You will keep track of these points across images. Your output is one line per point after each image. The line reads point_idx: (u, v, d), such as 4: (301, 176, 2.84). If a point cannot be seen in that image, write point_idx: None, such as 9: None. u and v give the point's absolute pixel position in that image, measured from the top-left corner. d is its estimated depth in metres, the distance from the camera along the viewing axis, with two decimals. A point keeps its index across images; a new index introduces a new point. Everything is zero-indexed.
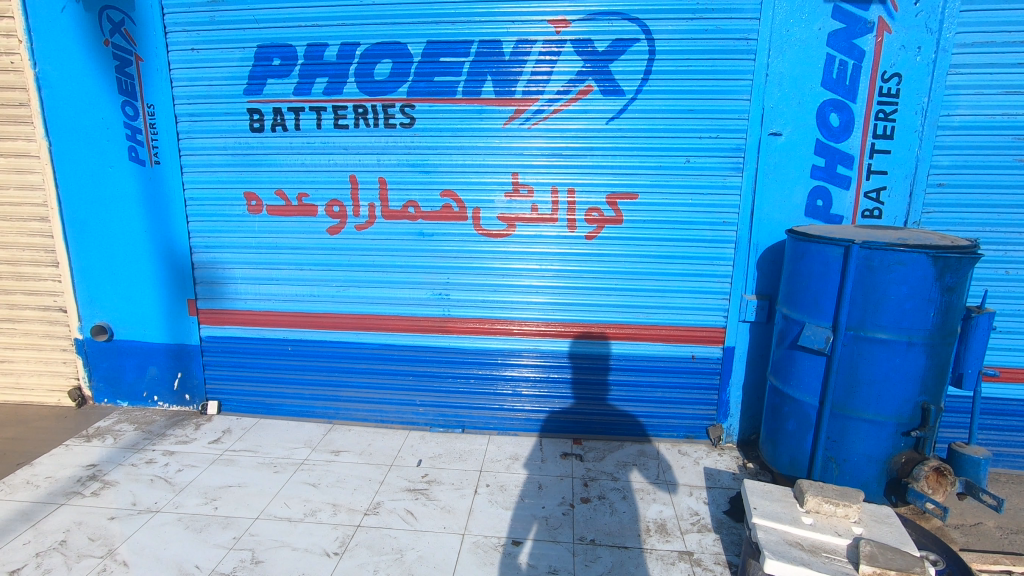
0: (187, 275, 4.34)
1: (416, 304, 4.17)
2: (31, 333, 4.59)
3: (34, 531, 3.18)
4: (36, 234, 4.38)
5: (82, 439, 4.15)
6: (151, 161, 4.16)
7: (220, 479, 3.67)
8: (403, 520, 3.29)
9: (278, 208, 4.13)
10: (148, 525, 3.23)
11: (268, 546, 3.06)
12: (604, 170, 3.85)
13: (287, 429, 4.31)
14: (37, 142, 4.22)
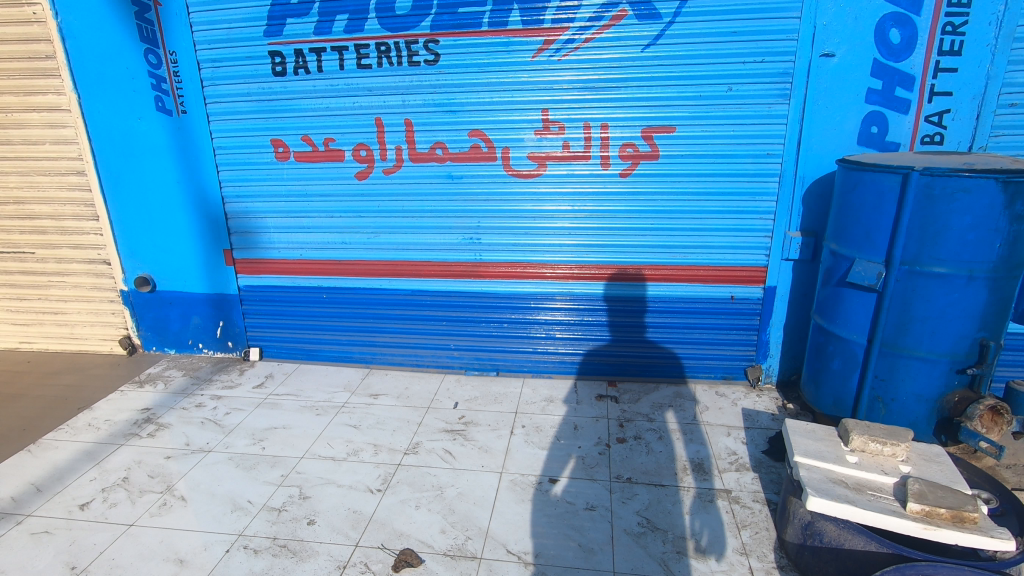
0: (222, 226, 4.38)
1: (447, 249, 4.14)
2: (80, 285, 4.76)
3: (99, 469, 3.38)
4: (75, 188, 4.46)
5: (135, 385, 4.35)
6: (178, 110, 4.13)
7: (266, 421, 3.81)
8: (442, 459, 3.37)
9: (305, 154, 4.07)
10: (202, 463, 3.40)
11: (315, 483, 3.18)
12: (640, 102, 3.64)
13: (327, 374, 4.43)
14: (67, 96, 4.22)
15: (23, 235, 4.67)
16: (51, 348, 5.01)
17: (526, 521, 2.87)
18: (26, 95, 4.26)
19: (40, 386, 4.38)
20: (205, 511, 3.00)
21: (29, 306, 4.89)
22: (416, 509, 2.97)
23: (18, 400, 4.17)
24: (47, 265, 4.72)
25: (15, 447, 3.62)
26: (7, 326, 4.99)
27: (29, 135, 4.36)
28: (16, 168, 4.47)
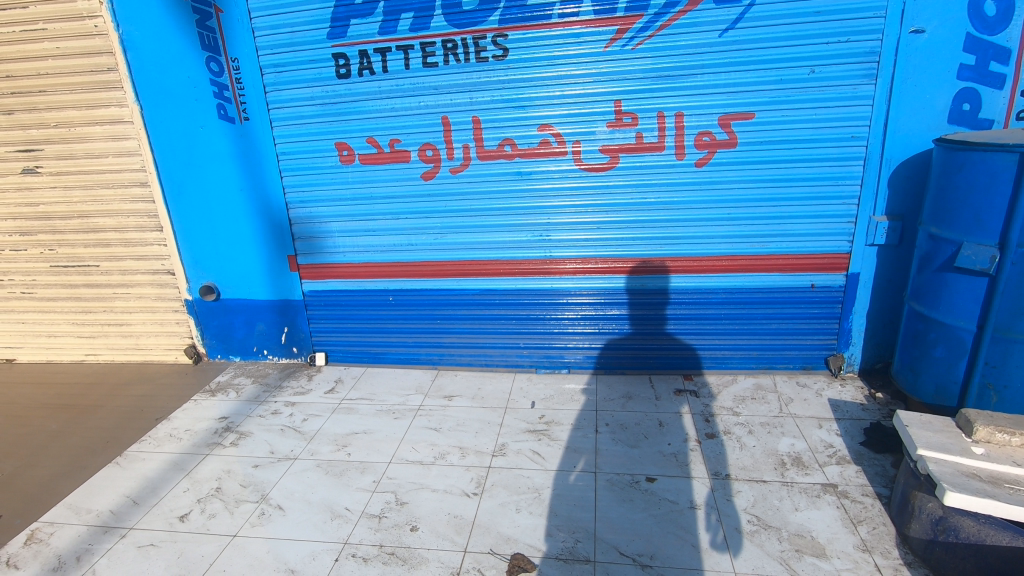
0: (285, 231, 4.36)
1: (516, 247, 4.09)
2: (145, 296, 4.77)
3: (190, 479, 3.39)
4: (138, 200, 4.47)
5: (207, 394, 4.36)
6: (241, 117, 4.12)
7: (346, 427, 3.80)
8: (532, 460, 3.33)
9: (370, 156, 4.03)
10: (291, 471, 3.40)
11: (409, 489, 3.16)
12: (718, 88, 3.54)
13: (396, 377, 4.42)
14: (129, 107, 4.22)
15: (87, 249, 4.69)
16: (117, 359, 5.05)
17: (632, 521, 2.82)
18: (89, 108, 4.27)
19: (115, 396, 4.44)
20: (304, 520, 2.99)
21: (94, 318, 4.92)
22: (518, 512, 2.93)
23: (97, 411, 4.22)
24: (112, 277, 4.75)
25: (103, 459, 3.64)
26: (73, 340, 5.04)
27: (92, 149, 4.37)
28: (79, 182, 4.48)
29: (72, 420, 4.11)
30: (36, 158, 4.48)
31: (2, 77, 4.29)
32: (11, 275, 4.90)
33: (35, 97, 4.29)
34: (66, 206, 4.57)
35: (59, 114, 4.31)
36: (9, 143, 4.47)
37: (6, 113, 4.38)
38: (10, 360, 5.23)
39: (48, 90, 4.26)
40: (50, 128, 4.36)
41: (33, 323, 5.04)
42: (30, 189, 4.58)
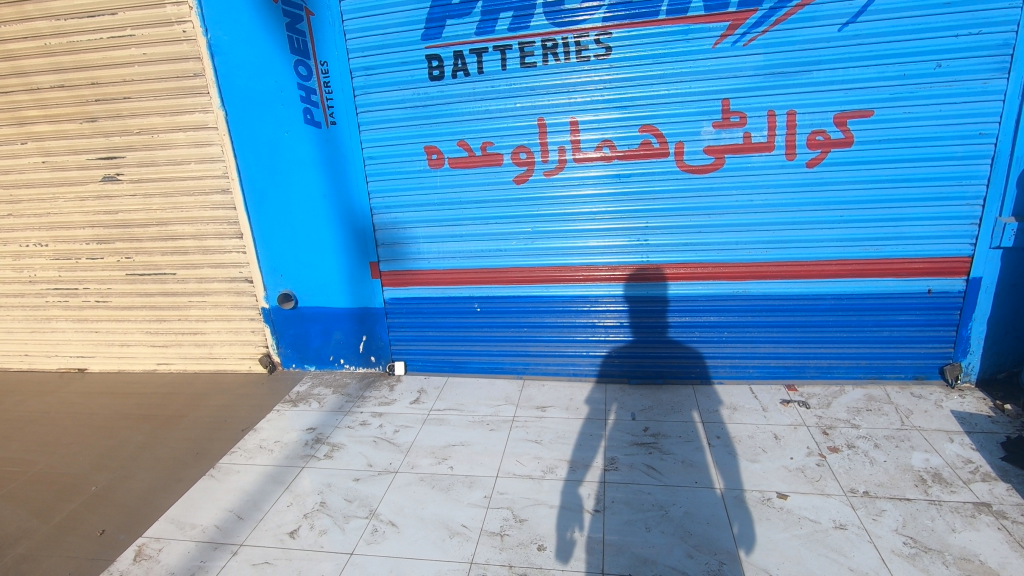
0: (369, 238, 4.27)
1: (610, 253, 3.96)
2: (221, 305, 4.71)
3: (292, 493, 3.28)
4: (219, 206, 4.42)
5: (289, 404, 4.27)
6: (328, 122, 4.04)
7: (441, 439, 3.68)
8: (648, 475, 3.17)
9: (461, 160, 3.94)
10: (395, 485, 3.27)
11: (525, 505, 3.02)
12: (834, 85, 3.39)
13: (481, 387, 4.29)
14: (214, 113, 4.17)
15: (164, 256, 4.64)
16: (190, 369, 4.99)
17: (775, 542, 2.65)
18: (173, 115, 4.23)
19: (196, 407, 4.38)
20: (421, 537, 2.86)
21: (168, 327, 4.87)
22: (648, 531, 2.77)
23: (180, 422, 4.16)
24: (188, 286, 4.69)
25: (196, 471, 3.56)
26: (146, 349, 4.98)
27: (174, 155, 4.33)
28: (160, 189, 4.44)
29: (157, 432, 4.06)
30: (117, 166, 4.44)
31: (87, 84, 4.27)
32: (86, 283, 4.87)
33: (119, 103, 4.26)
34: (146, 214, 4.53)
35: (142, 121, 4.28)
36: (91, 151, 4.44)
37: (89, 120, 4.36)
38: (81, 370, 5.20)
39: (133, 97, 4.23)
40: (133, 135, 4.33)
41: (107, 332, 5.00)
42: (110, 197, 4.55)
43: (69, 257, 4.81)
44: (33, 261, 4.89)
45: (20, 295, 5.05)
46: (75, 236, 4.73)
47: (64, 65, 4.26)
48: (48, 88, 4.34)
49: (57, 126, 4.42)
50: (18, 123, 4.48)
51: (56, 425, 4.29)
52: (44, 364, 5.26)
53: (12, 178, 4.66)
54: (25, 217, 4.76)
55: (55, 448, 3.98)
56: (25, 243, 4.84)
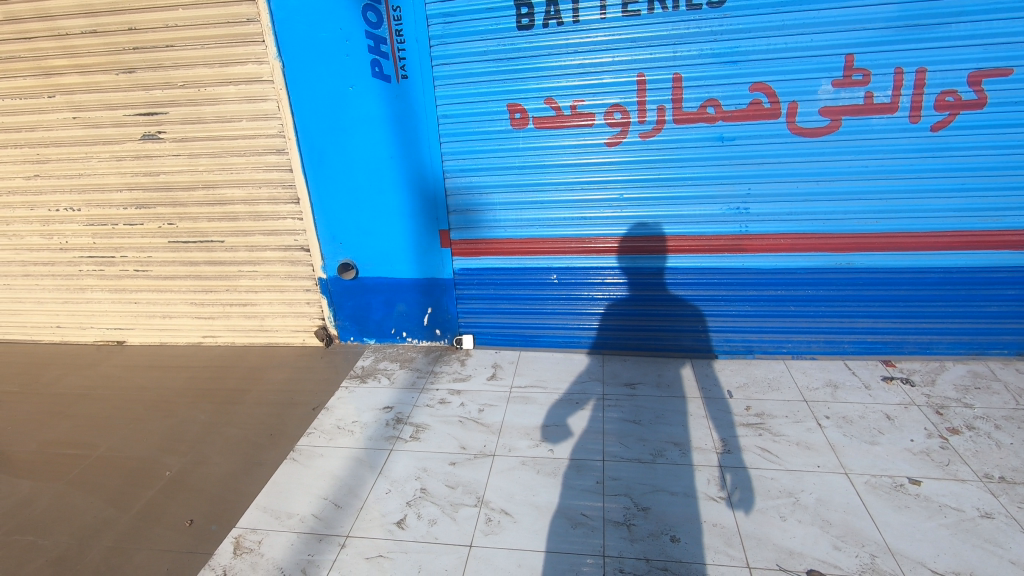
0: (440, 204, 3.97)
1: (706, 222, 3.71)
2: (273, 274, 4.41)
3: (388, 479, 3.09)
4: (273, 168, 4.06)
5: (358, 380, 4.06)
6: (398, 76, 3.67)
7: (533, 419, 3.49)
8: (766, 458, 3.03)
9: (548, 119, 3.63)
10: (497, 468, 3.10)
11: (643, 491, 2.87)
12: (973, 40, 3.11)
13: (559, 362, 4.10)
14: (269, 64, 3.77)
15: (211, 222, 4.31)
16: (238, 342, 4.73)
17: (923, 532, 2.53)
18: (222, 65, 3.82)
19: (257, 382, 4.14)
20: (542, 528, 2.70)
21: (216, 298, 4.57)
22: (785, 521, 2.64)
23: (244, 401, 3.92)
24: (238, 254, 4.38)
25: (277, 454, 3.35)
26: (190, 321, 4.70)
27: (224, 112, 3.94)
28: (208, 148, 4.07)
29: (221, 410, 3.83)
30: (159, 123, 4.05)
31: (123, 30, 3.82)
32: (124, 252, 4.53)
33: (161, 52, 3.83)
34: (191, 175, 4.17)
35: (187, 72, 3.87)
36: (129, 106, 4.04)
37: (127, 71, 3.93)
38: (119, 342, 4.91)
39: (176, 44, 3.80)
40: (176, 88, 3.92)
41: (148, 303, 4.69)
42: (150, 157, 4.17)
43: (105, 223, 4.45)
44: (64, 227, 4.53)
45: (50, 264, 4.70)
46: (111, 200, 4.36)
47: (95, 7, 3.79)
48: (77, 33, 3.88)
49: (88, 77, 3.99)
50: (43, 72, 4.04)
51: (107, 402, 4.03)
52: (78, 337, 4.97)
53: (38, 135, 4.24)
54: (55, 178, 4.37)
55: (113, 427, 3.73)
56: (55, 207, 4.47)
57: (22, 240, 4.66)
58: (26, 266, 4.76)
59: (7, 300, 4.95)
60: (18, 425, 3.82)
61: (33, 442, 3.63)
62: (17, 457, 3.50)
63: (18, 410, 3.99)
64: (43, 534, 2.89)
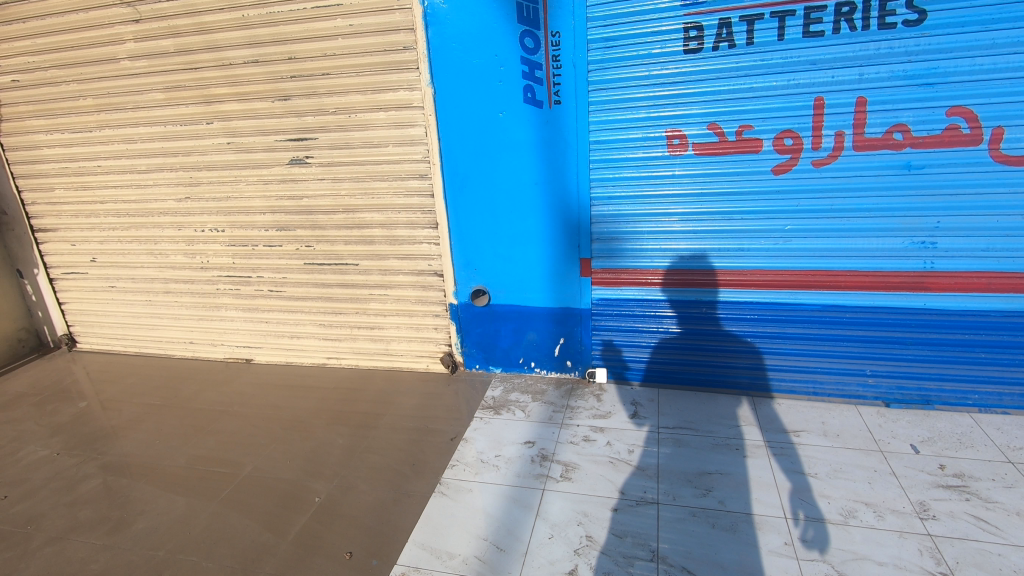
0: (584, 231, 3.83)
1: (883, 256, 3.39)
2: (404, 299, 4.39)
3: (547, 522, 2.91)
4: (414, 193, 4.07)
5: (491, 411, 3.93)
6: (551, 101, 3.60)
7: (692, 464, 3.24)
8: (982, 529, 2.65)
9: (709, 145, 3.46)
10: (665, 519, 2.86)
11: (843, 558, 2.56)
12: None
13: (704, 403, 3.82)
14: (421, 91, 3.79)
15: (348, 246, 4.35)
16: (362, 365, 4.72)
17: None
18: (374, 92, 3.88)
19: (388, 407, 4.09)
20: None
21: (344, 320, 4.59)
22: None
23: (379, 426, 3.87)
24: (371, 277, 4.39)
25: (424, 486, 3.25)
26: (317, 342, 4.74)
27: (372, 137, 3.99)
28: (351, 173, 4.13)
29: (358, 435, 3.78)
30: (308, 148, 4.15)
31: (284, 59, 3.96)
32: (261, 272, 4.65)
33: (317, 80, 3.95)
34: (333, 199, 4.24)
35: (339, 99, 3.95)
36: (281, 132, 4.16)
37: (283, 98, 4.07)
38: (246, 360, 5.02)
39: (332, 73, 3.90)
40: (328, 114, 4.01)
41: (278, 323, 4.78)
42: (296, 181, 4.27)
43: (246, 244, 4.59)
44: (207, 247, 4.71)
45: (191, 282, 4.89)
46: (254, 222, 4.49)
47: (260, 38, 3.96)
48: (241, 63, 4.07)
49: (246, 105, 4.16)
50: (205, 100, 4.24)
51: (246, 420, 4.07)
52: (209, 354, 5.12)
53: (193, 159, 4.45)
54: (204, 200, 4.56)
55: (256, 447, 3.75)
56: (201, 228, 4.66)
57: (167, 258, 4.87)
58: (167, 283, 4.97)
59: (147, 315, 5.18)
60: (166, 441, 3.92)
61: (183, 458, 3.70)
62: (170, 473, 3.56)
63: (164, 425, 4.10)
64: (207, 555, 2.88)
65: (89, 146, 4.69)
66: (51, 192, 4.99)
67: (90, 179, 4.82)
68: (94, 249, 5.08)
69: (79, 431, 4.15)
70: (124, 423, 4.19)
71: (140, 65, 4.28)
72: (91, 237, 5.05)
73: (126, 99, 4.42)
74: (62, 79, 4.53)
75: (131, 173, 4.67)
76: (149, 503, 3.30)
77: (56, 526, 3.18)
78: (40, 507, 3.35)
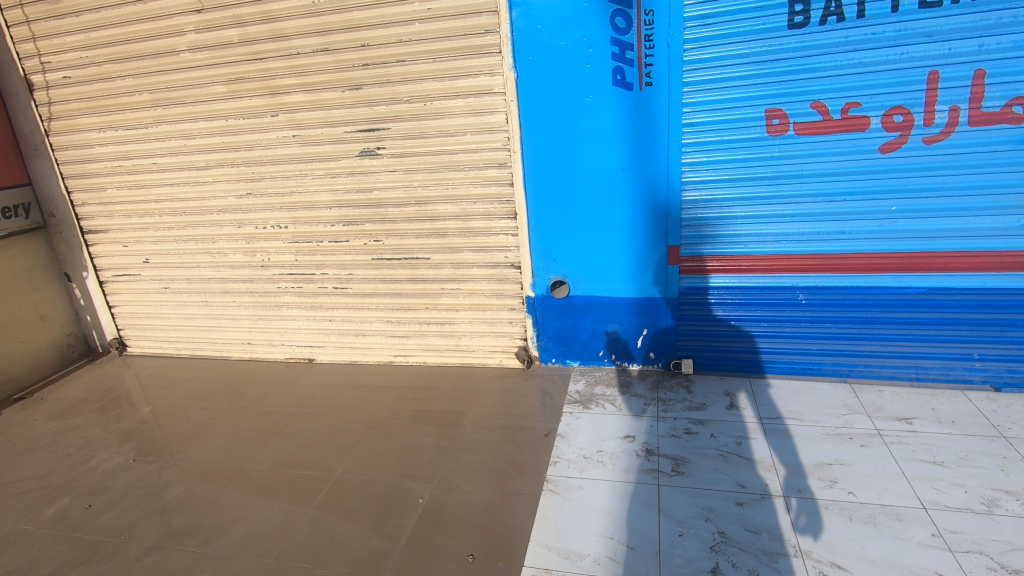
0: (674, 218, 3.70)
1: (996, 236, 3.28)
2: (477, 293, 4.26)
3: (673, 518, 2.79)
4: (492, 183, 3.94)
5: (580, 406, 3.81)
6: (642, 83, 3.47)
7: (808, 455, 3.12)
8: None
9: (811, 125, 3.33)
10: (797, 513, 2.75)
11: (1000, 549, 2.45)
12: None
13: (802, 392, 3.70)
14: (503, 76, 3.67)
15: (419, 239, 4.22)
16: (431, 362, 4.59)
17: None
18: (452, 79, 3.75)
19: (470, 405, 3.96)
20: None
21: (413, 316, 4.46)
22: None
23: (465, 424, 3.74)
24: (443, 272, 4.26)
25: (531, 484, 3.13)
26: (384, 340, 4.61)
27: (448, 126, 3.86)
28: (425, 164, 3.99)
29: (446, 434, 3.65)
30: (379, 139, 4.01)
31: (356, 47, 3.83)
32: (325, 269, 4.51)
33: (391, 67, 3.82)
34: (405, 192, 4.11)
35: (414, 87, 3.82)
36: (350, 122, 4.03)
37: (353, 88, 3.93)
38: (308, 361, 4.89)
39: (407, 60, 3.78)
40: (402, 103, 3.88)
41: (343, 321, 4.65)
42: (365, 173, 4.14)
43: (310, 240, 4.46)
44: (269, 244, 4.57)
45: (250, 281, 4.76)
46: (320, 217, 4.36)
47: (330, 25, 3.83)
48: (309, 53, 3.93)
49: (313, 95, 4.02)
50: (269, 92, 4.11)
51: (324, 422, 3.94)
52: (268, 354, 4.99)
53: (255, 154, 4.32)
54: (266, 196, 4.42)
55: (341, 449, 3.62)
56: (263, 225, 4.52)
57: (225, 257, 4.74)
58: (225, 283, 4.83)
59: (203, 316, 5.04)
60: (244, 444, 3.78)
61: (267, 461, 3.57)
62: (257, 477, 3.43)
63: (238, 429, 3.97)
64: (319, 562, 2.76)
65: (144, 143, 4.56)
66: (103, 191, 4.86)
67: (144, 178, 4.68)
68: (148, 250, 4.95)
69: (150, 437, 4.01)
70: (195, 428, 4.06)
71: (201, 57, 4.15)
72: (144, 238, 4.91)
73: (185, 92, 4.28)
74: (116, 74, 4.39)
75: (189, 170, 4.53)
76: (243, 509, 3.17)
77: (150, 535, 3.05)
78: (128, 517, 3.21)
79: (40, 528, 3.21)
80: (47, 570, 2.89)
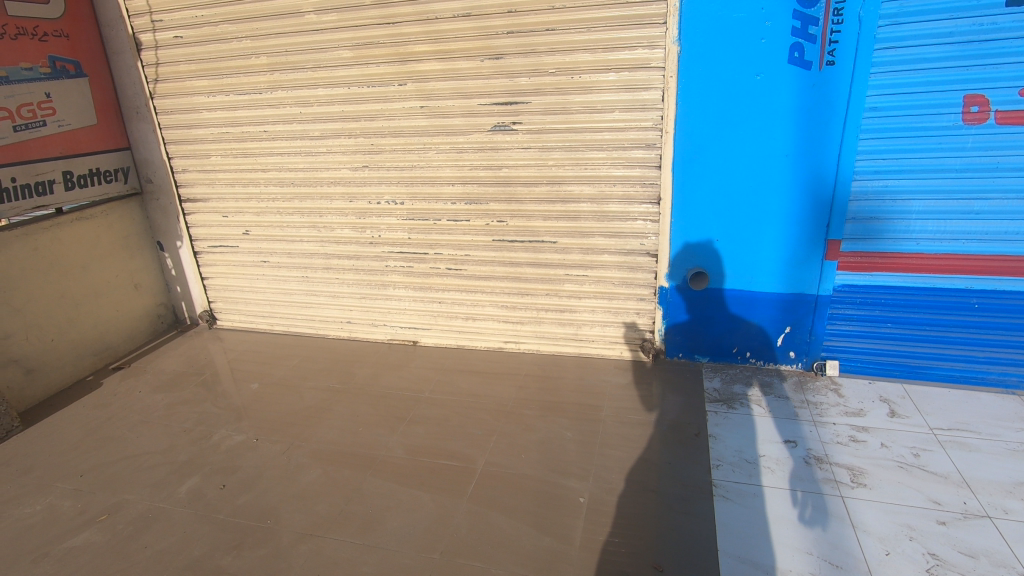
0: (839, 210, 3.44)
1: None
2: (605, 280, 4.04)
3: (873, 536, 2.58)
4: (637, 164, 3.70)
5: (724, 405, 3.59)
6: (823, 62, 3.19)
7: (1001, 473, 2.89)
8: None
9: (1016, 113, 3.05)
10: (1012, 536, 2.53)
11: None
12: None
13: (968, 402, 3.46)
14: (664, 49, 3.41)
15: (547, 221, 4.00)
16: (544, 350, 4.39)
17: None
18: (606, 51, 3.51)
19: (602, 398, 3.77)
20: None
21: (531, 302, 4.26)
22: None
23: (603, 418, 3.55)
24: (569, 257, 4.04)
25: (698, 488, 2.94)
26: (496, 325, 4.42)
27: (596, 102, 3.62)
28: (564, 141, 3.76)
29: (586, 428, 3.47)
30: (515, 113, 3.79)
31: (502, 13, 3.59)
32: (440, 248, 4.32)
33: (539, 36, 3.57)
34: (538, 170, 3.88)
35: (563, 58, 3.58)
36: (485, 95, 3.81)
37: (494, 57, 3.70)
38: (412, 343, 4.72)
39: (558, 28, 3.53)
40: (546, 75, 3.64)
41: (454, 304, 4.46)
42: (496, 149, 3.92)
43: (427, 218, 4.26)
44: (381, 220, 4.38)
45: (356, 258, 4.57)
46: (440, 194, 4.16)
47: None
48: (448, 17, 3.70)
49: (449, 64, 3.80)
50: (399, 59, 3.89)
51: (448, 408, 3.77)
52: (368, 334, 4.83)
53: (377, 125, 4.11)
54: (384, 169, 4.22)
55: (477, 439, 3.44)
56: (376, 200, 4.32)
57: (332, 232, 4.55)
58: (329, 259, 4.65)
59: (301, 292, 4.89)
60: (369, 428, 3.63)
61: (400, 447, 3.42)
62: (394, 464, 3.28)
63: (359, 411, 3.82)
64: (490, 560, 2.60)
65: (256, 109, 4.36)
66: (206, 158, 4.68)
67: (252, 145, 4.49)
68: (248, 221, 4.78)
69: (266, 414, 3.88)
70: (312, 407, 3.91)
71: (329, 19, 3.93)
72: (246, 208, 4.74)
73: (307, 57, 4.07)
74: (233, 35, 4.19)
75: (302, 140, 4.34)
76: (390, 498, 3.02)
77: (298, 521, 2.91)
78: (269, 500, 3.08)
79: (178, 506, 3.09)
80: (199, 554, 2.77)
